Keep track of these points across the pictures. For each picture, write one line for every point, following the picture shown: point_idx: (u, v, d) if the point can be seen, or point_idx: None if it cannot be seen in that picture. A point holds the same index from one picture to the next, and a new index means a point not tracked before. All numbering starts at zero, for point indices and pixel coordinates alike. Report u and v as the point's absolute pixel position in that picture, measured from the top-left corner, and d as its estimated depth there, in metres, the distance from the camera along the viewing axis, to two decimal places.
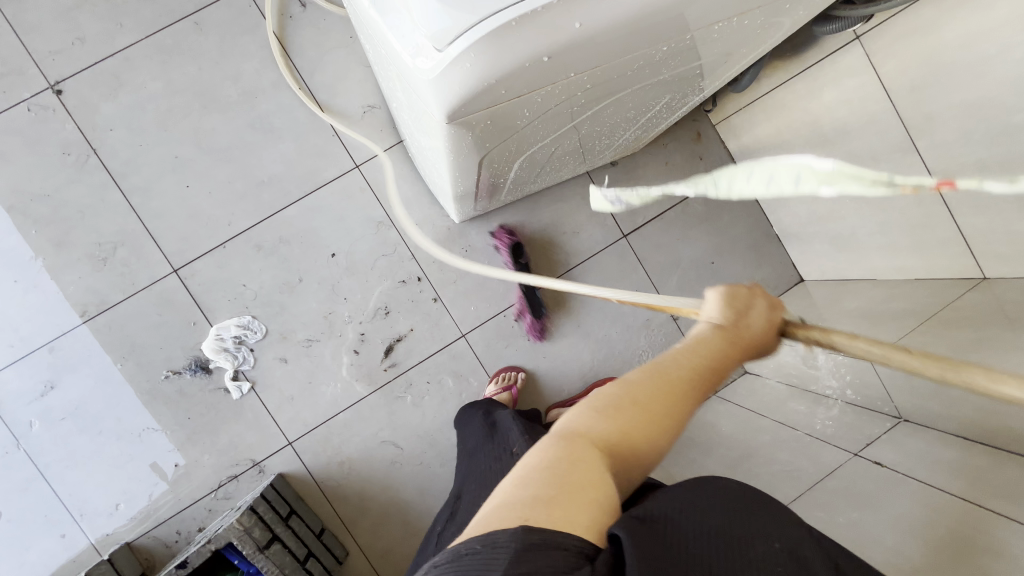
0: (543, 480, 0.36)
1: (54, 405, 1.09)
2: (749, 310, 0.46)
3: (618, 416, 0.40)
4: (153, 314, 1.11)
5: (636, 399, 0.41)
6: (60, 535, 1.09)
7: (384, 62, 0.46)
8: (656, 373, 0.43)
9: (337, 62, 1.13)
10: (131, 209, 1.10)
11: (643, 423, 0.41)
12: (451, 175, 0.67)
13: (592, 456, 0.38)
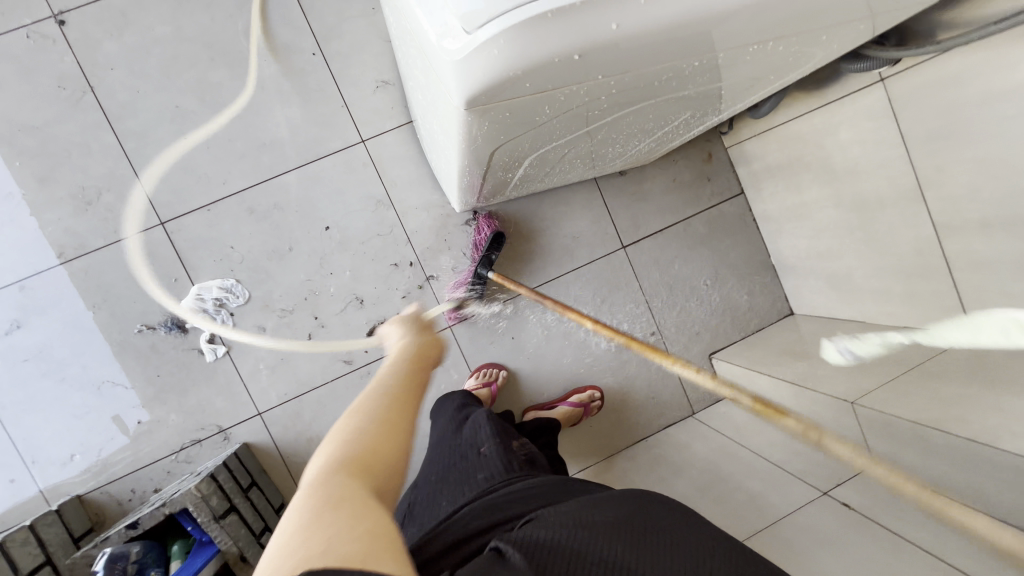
0: (311, 522, 0.34)
1: (19, 346, 1.05)
2: (418, 334, 0.59)
3: (367, 443, 0.42)
4: (133, 265, 1.08)
5: (372, 424, 0.44)
6: (9, 480, 1.05)
7: (408, 37, 0.44)
8: (373, 396, 0.47)
9: (355, 32, 1.10)
10: (123, 154, 1.06)
11: (384, 436, 0.43)
12: (460, 163, 0.65)
13: (349, 492, 0.37)
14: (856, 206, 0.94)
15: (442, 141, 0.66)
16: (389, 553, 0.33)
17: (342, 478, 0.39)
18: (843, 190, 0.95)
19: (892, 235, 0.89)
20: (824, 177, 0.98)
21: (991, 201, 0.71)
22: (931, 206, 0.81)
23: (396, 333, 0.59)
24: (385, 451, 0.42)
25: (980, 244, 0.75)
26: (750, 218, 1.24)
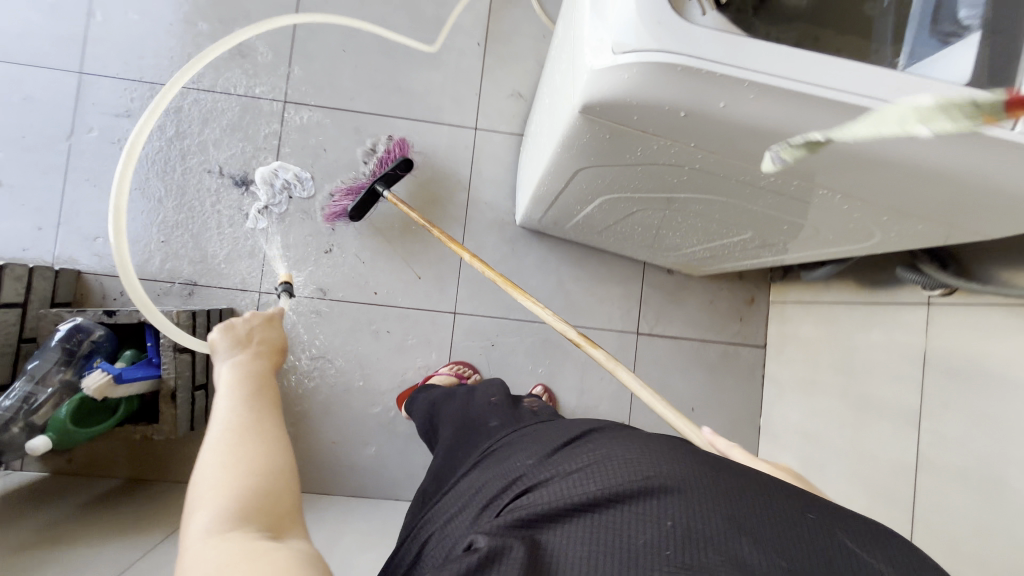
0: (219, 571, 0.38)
1: (118, 130, 1.17)
2: (247, 344, 0.65)
3: (231, 468, 0.47)
4: (244, 121, 1.20)
5: (233, 463, 0.47)
6: (37, 227, 1.14)
7: (569, 40, 0.53)
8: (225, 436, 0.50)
9: (519, 46, 1.25)
10: (291, 35, 1.21)
11: (257, 457, 0.49)
12: (545, 165, 0.74)
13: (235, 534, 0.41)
14: (857, 405, 0.96)
15: (542, 139, 0.74)
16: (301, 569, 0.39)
17: (230, 517, 0.43)
18: (853, 386, 0.98)
19: (878, 447, 0.91)
20: (842, 366, 1.01)
21: (977, 456, 0.74)
22: (922, 435, 0.83)
23: (221, 351, 0.63)
24: (255, 467, 0.48)
25: (950, 492, 0.77)
26: (760, 373, 1.27)
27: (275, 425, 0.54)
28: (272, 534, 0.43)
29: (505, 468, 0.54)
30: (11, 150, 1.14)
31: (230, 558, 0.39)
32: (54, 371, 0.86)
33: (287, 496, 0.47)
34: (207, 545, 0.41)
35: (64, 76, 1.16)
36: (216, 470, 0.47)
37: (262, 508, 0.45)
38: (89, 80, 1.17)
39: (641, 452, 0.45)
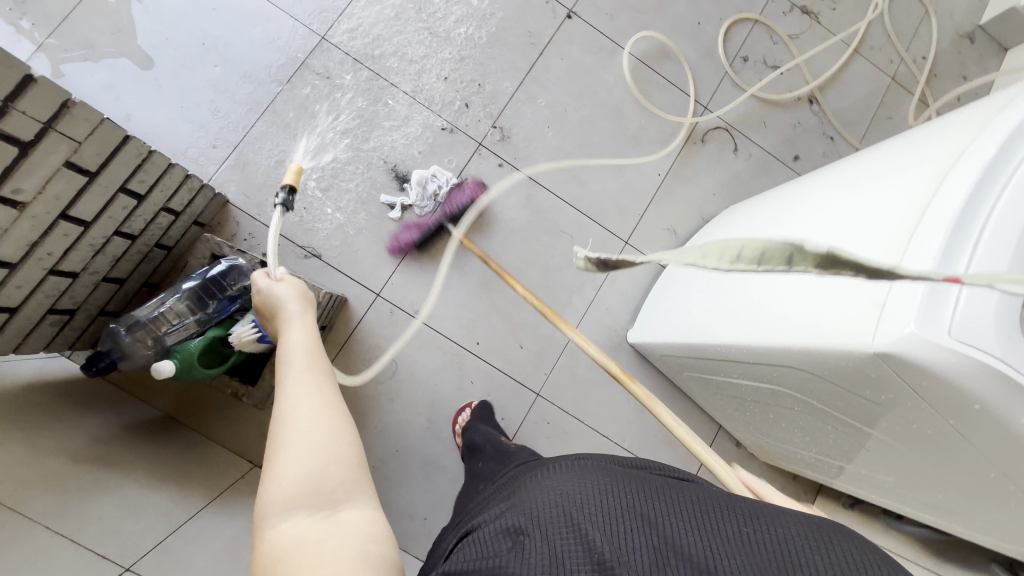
0: (292, 547, 0.46)
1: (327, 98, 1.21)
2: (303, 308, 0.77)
3: (284, 433, 0.55)
4: (436, 139, 1.25)
5: (283, 431, 0.56)
6: (211, 144, 1.16)
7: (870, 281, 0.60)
8: (279, 410, 0.58)
9: (691, 193, 1.36)
10: (512, 92, 1.30)
11: (307, 424, 0.57)
12: (739, 329, 0.80)
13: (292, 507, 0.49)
14: None
15: (745, 304, 0.81)
16: (359, 548, 0.47)
17: (291, 498, 0.50)
18: None
19: None
20: None
21: None
22: None
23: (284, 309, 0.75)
24: (309, 434, 0.55)
25: None
26: None
27: (327, 393, 0.62)
28: (326, 509, 0.50)
29: (482, 511, 0.59)
30: (228, 72, 1.18)
31: (292, 528, 0.48)
32: (195, 300, 0.85)
33: (336, 470, 0.53)
34: (276, 521, 0.49)
35: (307, 33, 1.22)
36: (277, 441, 0.55)
37: (314, 491, 0.51)
38: (326, 46, 1.23)
39: (582, 484, 0.49)
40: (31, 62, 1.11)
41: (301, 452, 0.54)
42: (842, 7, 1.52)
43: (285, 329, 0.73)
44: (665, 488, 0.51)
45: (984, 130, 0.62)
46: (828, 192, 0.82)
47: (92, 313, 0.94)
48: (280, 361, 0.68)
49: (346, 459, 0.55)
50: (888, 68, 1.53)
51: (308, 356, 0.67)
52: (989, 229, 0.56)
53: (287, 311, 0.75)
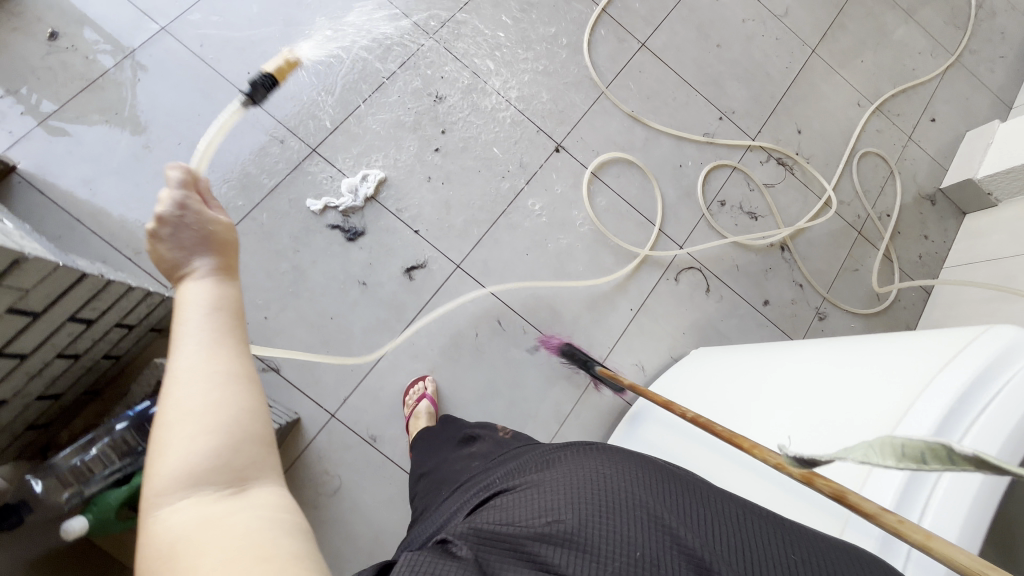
0: (196, 534, 0.38)
1: (311, 206, 1.22)
2: (223, 257, 0.57)
3: (196, 404, 0.45)
4: (415, 259, 1.26)
5: (190, 404, 0.44)
6: None
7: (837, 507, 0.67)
8: (186, 381, 0.46)
9: (662, 330, 1.38)
10: (494, 218, 1.33)
11: (221, 399, 0.45)
12: (718, 481, 0.86)
13: (193, 490, 0.41)
14: None
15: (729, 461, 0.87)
16: (274, 531, 0.40)
17: (192, 475, 0.41)
18: None
19: None
20: None
21: None
22: None
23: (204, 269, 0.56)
24: (220, 404, 0.45)
25: None
26: None
27: (246, 361, 0.50)
28: (235, 489, 0.42)
29: (486, 482, 0.66)
30: (213, 175, 1.19)
31: (199, 516, 0.40)
32: (128, 438, 0.79)
33: (248, 445, 0.44)
34: (173, 504, 0.40)
35: (299, 145, 1.24)
36: (184, 420, 0.44)
37: (219, 465, 0.42)
38: (316, 158, 1.25)
39: (605, 466, 0.55)
40: (10, 151, 1.10)
41: (206, 423, 0.44)
42: (814, 161, 1.62)
43: (185, 282, 0.54)
44: (708, 491, 0.55)
45: (947, 368, 0.67)
46: (812, 362, 0.87)
47: (17, 430, 0.89)
48: (178, 320, 0.51)
49: (260, 432, 0.46)
50: (856, 222, 1.61)
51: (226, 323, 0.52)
52: (942, 486, 0.61)
53: (196, 266, 0.55)
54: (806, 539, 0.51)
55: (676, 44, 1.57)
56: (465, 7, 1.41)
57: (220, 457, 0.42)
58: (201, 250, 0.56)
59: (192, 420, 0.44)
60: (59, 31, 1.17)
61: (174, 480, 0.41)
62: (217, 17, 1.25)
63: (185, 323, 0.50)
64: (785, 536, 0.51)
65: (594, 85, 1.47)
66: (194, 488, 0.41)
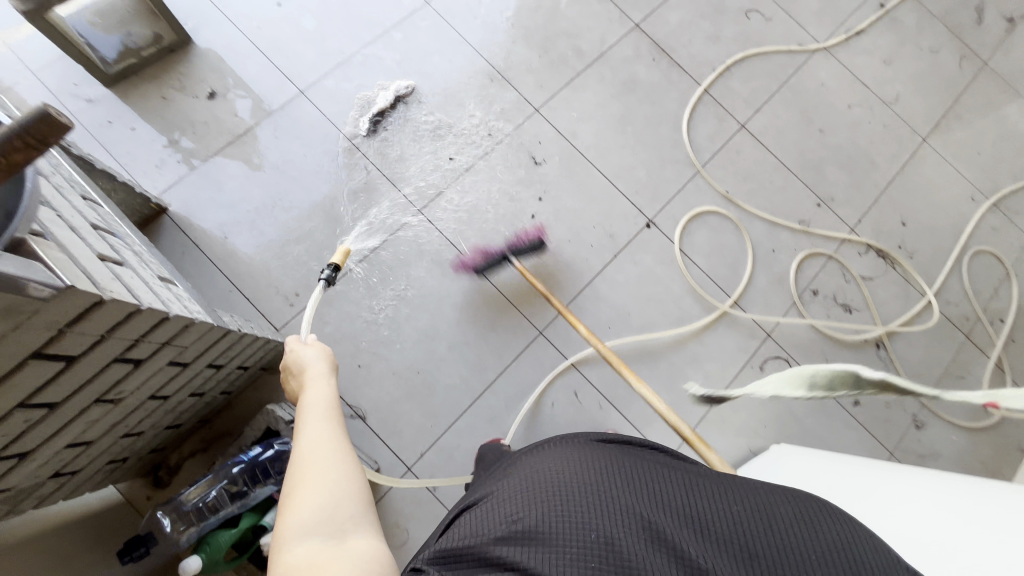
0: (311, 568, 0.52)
1: (344, 243, 1.27)
2: (327, 365, 0.83)
3: (305, 462, 0.64)
4: (501, 322, 1.30)
5: (301, 465, 0.63)
6: (294, 291, 1.24)
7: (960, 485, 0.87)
8: (304, 454, 0.65)
9: (742, 420, 1.33)
10: (580, 288, 1.35)
11: (327, 462, 0.63)
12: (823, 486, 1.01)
13: (302, 533, 0.56)
14: None
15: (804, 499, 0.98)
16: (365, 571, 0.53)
17: (307, 528, 0.56)
18: None
19: None
20: None
21: None
22: None
23: (316, 357, 0.84)
24: (326, 466, 0.63)
25: None
26: None
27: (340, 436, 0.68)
28: (337, 540, 0.56)
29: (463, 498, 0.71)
30: (327, 227, 1.29)
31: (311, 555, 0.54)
32: (238, 483, 0.87)
33: (347, 506, 0.60)
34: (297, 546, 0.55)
35: (406, 205, 1.33)
36: (300, 487, 0.61)
37: (326, 521, 0.57)
38: (420, 219, 1.33)
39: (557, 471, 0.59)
40: (164, 195, 1.25)
41: (315, 487, 0.60)
42: (920, 255, 1.53)
43: (308, 387, 0.79)
44: (649, 476, 0.60)
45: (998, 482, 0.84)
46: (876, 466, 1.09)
47: (143, 454, 0.97)
48: (303, 410, 0.73)
49: (361, 494, 0.62)
50: (964, 324, 1.50)
51: (330, 412, 0.73)
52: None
53: (312, 371, 0.81)
54: (750, 512, 0.56)
55: (776, 126, 1.56)
56: (571, 82, 1.48)
57: (330, 513, 0.58)
58: (316, 363, 0.82)
59: (307, 484, 0.61)
60: (216, 90, 1.33)
61: (292, 530, 0.56)
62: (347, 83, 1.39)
63: (307, 404, 0.74)
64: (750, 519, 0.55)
65: (690, 164, 1.48)
66: (305, 537, 0.56)
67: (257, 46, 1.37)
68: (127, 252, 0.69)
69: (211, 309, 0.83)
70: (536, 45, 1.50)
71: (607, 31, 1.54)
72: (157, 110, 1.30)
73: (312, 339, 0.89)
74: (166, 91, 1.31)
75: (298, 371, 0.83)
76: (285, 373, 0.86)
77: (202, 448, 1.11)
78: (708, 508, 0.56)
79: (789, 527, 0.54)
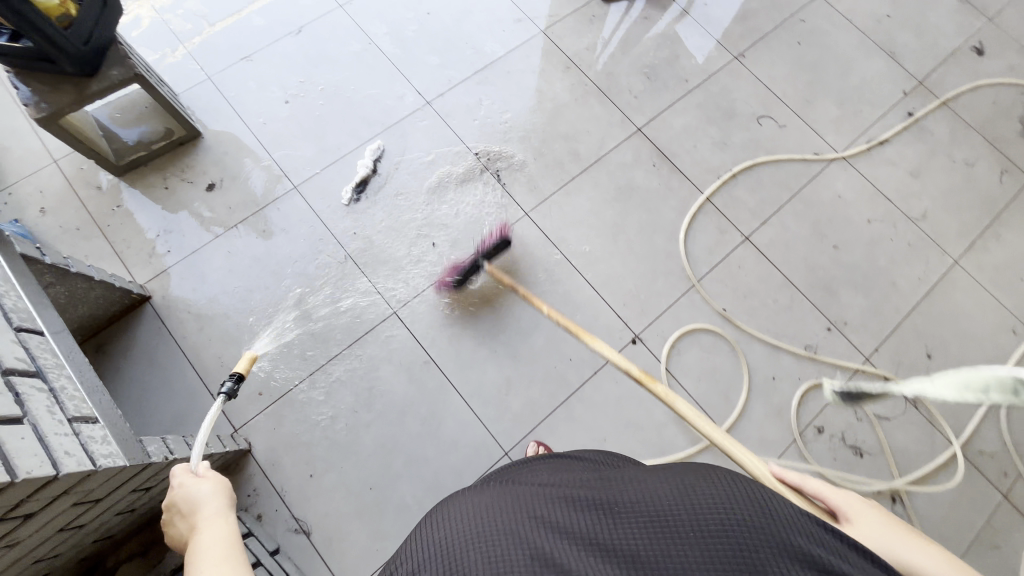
0: None
1: (255, 347, 1.25)
2: (224, 498, 0.77)
3: None
4: (464, 439, 1.23)
5: None
6: (258, 390, 1.23)
7: None
8: None
9: None
10: (554, 406, 1.27)
11: None
12: None
13: None
14: None
15: None
16: None
17: None
18: None
19: None
20: None
21: None
22: None
23: (211, 488, 0.77)
24: None
25: None
26: None
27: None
28: None
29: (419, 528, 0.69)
30: (300, 325, 1.28)
31: None
32: None
33: None
34: None
35: (382, 306, 1.31)
36: None
37: None
38: (394, 320, 1.30)
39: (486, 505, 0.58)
40: (150, 284, 1.29)
41: None
42: (948, 394, 1.36)
43: (201, 531, 0.72)
44: (580, 497, 0.58)
45: None
46: None
47: (66, 568, 0.95)
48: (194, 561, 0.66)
49: None
50: (1001, 482, 1.30)
51: (222, 551, 0.67)
52: None
53: (205, 510, 0.75)
54: (685, 496, 0.55)
55: (784, 239, 1.46)
56: (565, 187, 1.46)
57: None
58: (211, 498, 0.77)
59: None
60: (216, 182, 1.38)
61: None
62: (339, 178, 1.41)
63: (198, 552, 0.67)
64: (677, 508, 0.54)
65: (685, 277, 1.40)
66: None
67: (261, 141, 1.43)
68: (38, 398, 0.68)
69: (134, 441, 0.80)
70: (532, 147, 1.49)
71: (607, 135, 1.52)
72: (157, 199, 1.36)
73: (203, 466, 0.83)
74: (169, 181, 1.37)
75: (189, 510, 0.77)
76: (174, 515, 0.77)
77: (140, 552, 1.08)
78: (594, 514, 0.55)
79: (722, 497, 0.54)
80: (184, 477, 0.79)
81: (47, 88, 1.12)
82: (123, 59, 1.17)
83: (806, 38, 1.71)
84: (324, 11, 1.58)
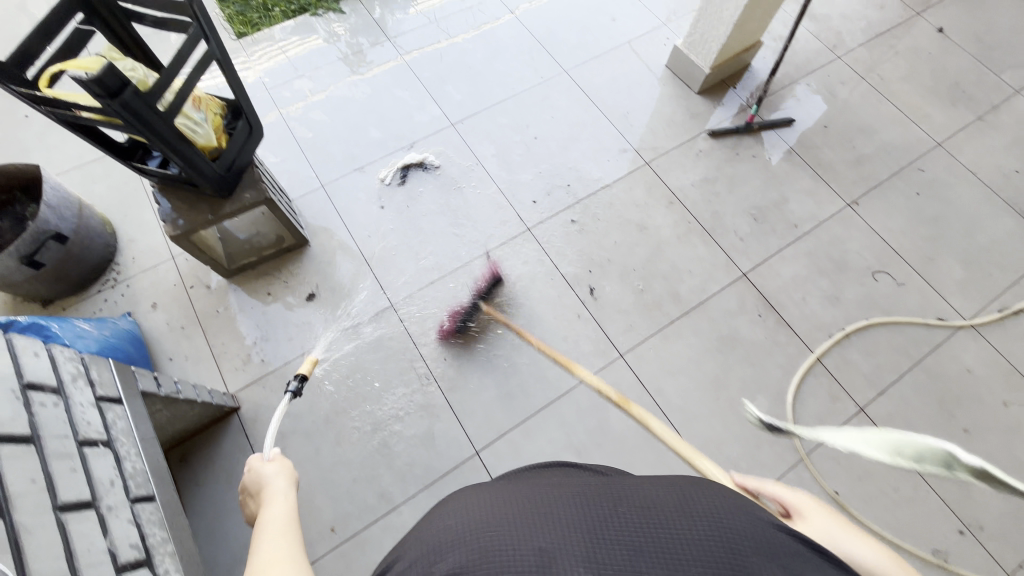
0: None
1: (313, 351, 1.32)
2: (285, 473, 0.80)
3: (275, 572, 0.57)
4: None
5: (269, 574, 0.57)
6: (330, 526, 1.17)
7: None
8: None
9: None
10: None
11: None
12: None
13: None
14: None
15: None
16: None
17: None
18: None
19: None
20: None
21: None
22: None
23: (276, 464, 0.81)
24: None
25: None
26: None
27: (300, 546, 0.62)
28: None
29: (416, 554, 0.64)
30: (381, 456, 1.23)
31: None
32: None
33: None
34: None
35: (465, 445, 1.25)
36: None
37: None
38: (476, 462, 1.24)
39: (484, 507, 0.55)
40: (241, 392, 1.29)
41: None
42: None
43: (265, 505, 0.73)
44: (580, 497, 0.55)
45: None
46: None
47: None
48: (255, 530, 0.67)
49: None
50: None
51: (283, 523, 0.66)
52: None
53: (269, 483, 0.78)
54: (678, 498, 0.53)
55: (906, 416, 1.32)
56: (663, 331, 1.39)
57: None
58: (274, 474, 0.79)
59: None
60: (316, 292, 1.40)
61: None
62: (431, 282, 1.42)
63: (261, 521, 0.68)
64: (678, 509, 0.51)
65: (793, 448, 1.28)
66: None
67: (363, 255, 1.45)
68: None
69: None
70: (631, 283, 1.44)
71: (710, 277, 1.46)
72: (259, 305, 1.38)
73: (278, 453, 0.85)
74: (272, 287, 1.40)
75: (258, 490, 0.80)
76: (248, 490, 0.81)
77: None
78: (599, 510, 0.52)
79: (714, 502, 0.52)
80: (256, 459, 0.82)
81: (186, 206, 1.17)
82: (256, 182, 1.22)
83: (926, 189, 1.62)
84: (435, 129, 1.64)
